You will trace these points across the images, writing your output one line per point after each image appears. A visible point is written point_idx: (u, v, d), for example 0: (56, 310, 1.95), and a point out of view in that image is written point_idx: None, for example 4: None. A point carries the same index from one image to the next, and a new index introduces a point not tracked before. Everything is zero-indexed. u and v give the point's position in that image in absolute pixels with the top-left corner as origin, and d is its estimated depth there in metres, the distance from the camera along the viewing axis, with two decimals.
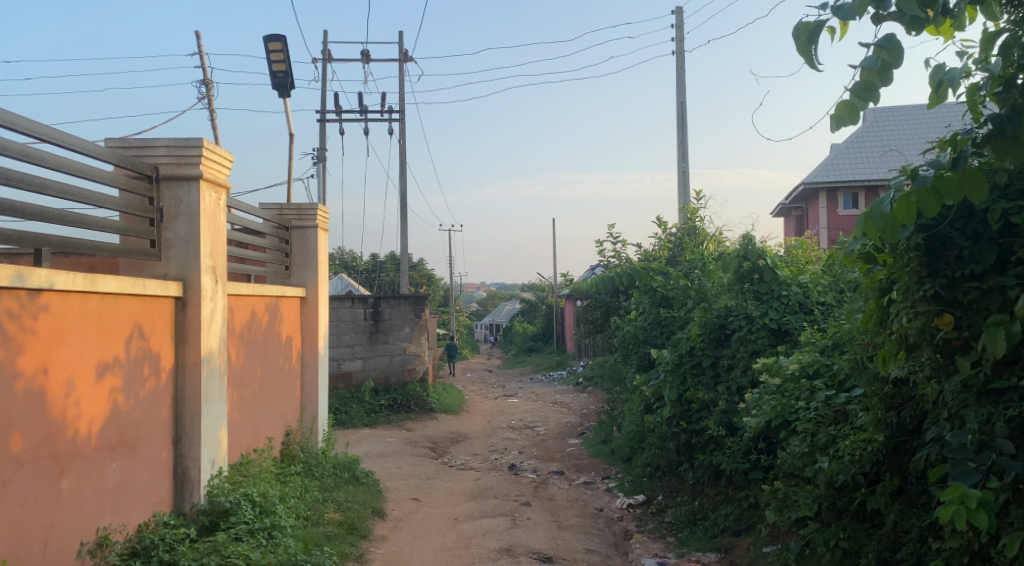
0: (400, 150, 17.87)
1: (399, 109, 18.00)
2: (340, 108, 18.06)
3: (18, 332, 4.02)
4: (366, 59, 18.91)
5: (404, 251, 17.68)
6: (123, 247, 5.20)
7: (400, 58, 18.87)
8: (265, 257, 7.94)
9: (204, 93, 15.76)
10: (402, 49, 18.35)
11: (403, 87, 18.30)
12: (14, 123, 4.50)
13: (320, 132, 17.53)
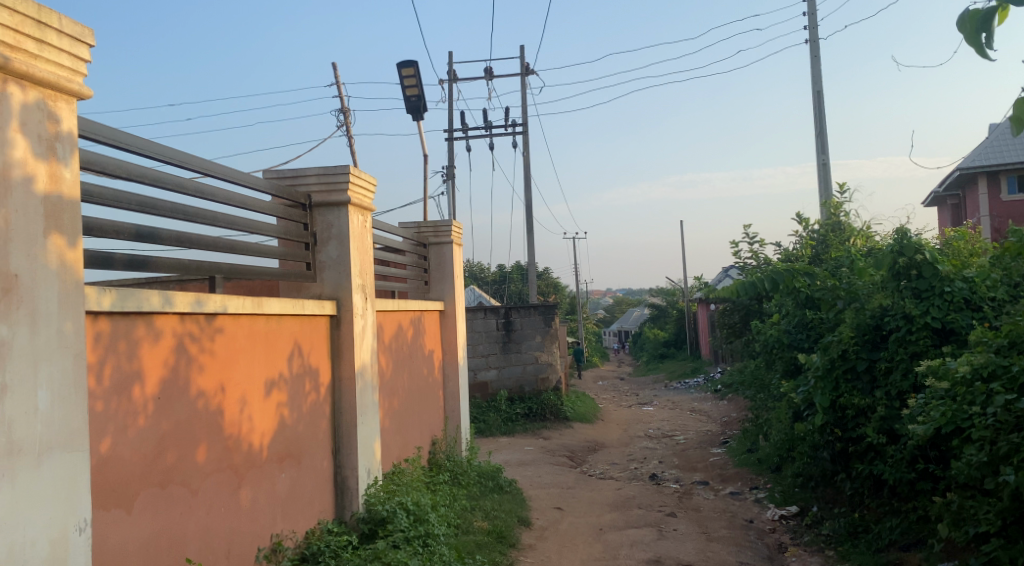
0: (526, 163, 18.13)
1: (522, 121, 18.29)
2: (466, 125, 18.53)
3: (198, 353, 4.34)
4: (488, 76, 19.31)
5: (531, 261, 17.84)
6: (282, 271, 5.52)
7: (522, 71, 19.16)
8: (407, 274, 8.23)
9: (337, 120, 16.52)
10: (525, 62, 18.63)
11: (525, 99, 18.57)
12: (187, 162, 4.90)
13: (447, 150, 18.05)
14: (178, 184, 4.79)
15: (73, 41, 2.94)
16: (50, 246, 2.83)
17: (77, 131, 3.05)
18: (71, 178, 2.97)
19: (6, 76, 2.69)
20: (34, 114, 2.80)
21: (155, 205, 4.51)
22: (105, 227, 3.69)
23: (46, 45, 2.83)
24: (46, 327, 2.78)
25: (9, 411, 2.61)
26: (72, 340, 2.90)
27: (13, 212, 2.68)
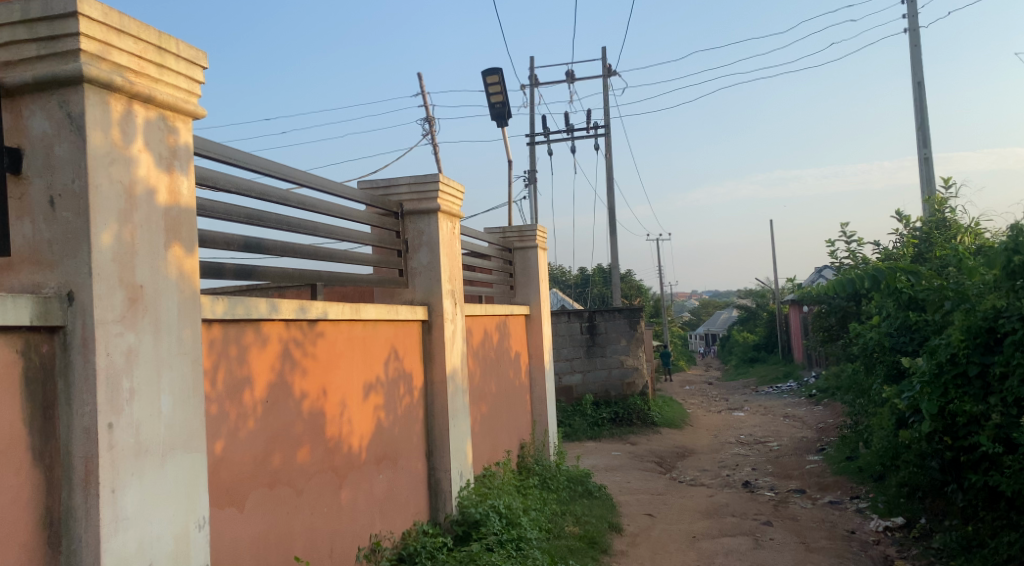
0: (609, 165, 18.07)
1: (604, 124, 18.30)
2: (548, 129, 18.62)
3: (302, 358, 4.51)
4: (570, 79, 19.36)
5: (615, 264, 17.76)
6: (377, 278, 5.68)
7: (605, 72, 19.10)
8: (492, 279, 8.31)
9: (422, 129, 16.82)
10: (607, 64, 18.57)
11: (607, 101, 18.53)
12: (288, 175, 5.10)
13: (529, 154, 18.18)
14: (281, 197, 4.99)
15: (189, 64, 3.12)
16: (170, 257, 3.01)
17: (190, 147, 3.22)
18: (187, 193, 3.14)
19: (132, 99, 2.87)
20: (155, 133, 2.98)
21: (261, 217, 4.72)
22: (216, 238, 3.88)
23: (165, 69, 3.01)
24: (167, 334, 2.95)
25: (138, 413, 2.77)
26: (189, 347, 3.06)
27: (139, 227, 2.85)
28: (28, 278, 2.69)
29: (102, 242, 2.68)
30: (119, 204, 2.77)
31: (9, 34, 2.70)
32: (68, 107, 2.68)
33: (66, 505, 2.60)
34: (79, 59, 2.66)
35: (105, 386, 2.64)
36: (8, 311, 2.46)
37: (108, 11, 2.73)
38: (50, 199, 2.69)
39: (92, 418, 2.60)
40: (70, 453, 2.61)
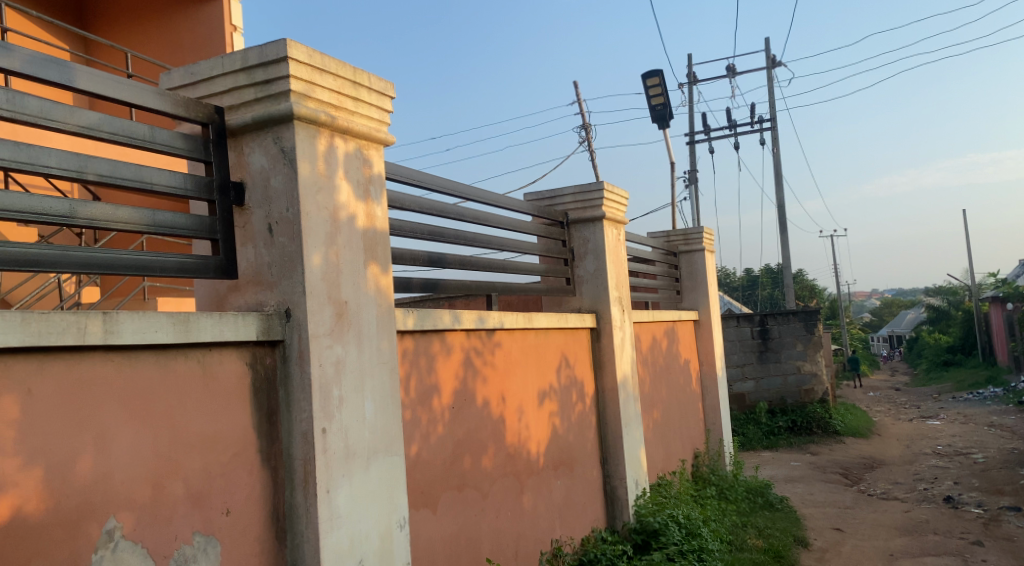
0: (776, 162, 17.48)
1: (771, 118, 17.75)
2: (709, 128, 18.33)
3: (482, 367, 4.70)
4: (732, 75, 18.93)
5: (786, 265, 17.13)
6: (545, 287, 5.81)
7: (769, 65, 18.53)
8: (658, 284, 8.27)
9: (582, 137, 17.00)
10: (771, 56, 18.02)
11: (772, 95, 18.00)
12: (460, 191, 5.32)
13: (690, 155, 17.94)
14: (457, 213, 5.22)
15: (379, 95, 3.36)
16: (369, 274, 3.25)
17: (383, 172, 3.48)
18: (381, 215, 3.39)
19: (333, 132, 3.13)
20: (354, 161, 3.23)
21: (442, 233, 4.97)
22: (403, 254, 4.12)
23: (359, 101, 3.27)
24: (369, 345, 3.19)
25: (346, 419, 3.01)
26: (387, 357, 3.29)
27: (343, 248, 3.11)
28: (252, 297, 2.99)
29: (313, 262, 2.94)
30: (326, 228, 3.03)
31: (231, 80, 3.03)
32: (281, 142, 2.96)
33: (289, 503, 2.87)
34: (289, 98, 2.94)
35: (318, 394, 2.88)
36: (238, 328, 2.75)
37: (312, 53, 3.01)
38: (268, 226, 2.98)
39: (308, 423, 2.85)
40: (292, 455, 2.88)
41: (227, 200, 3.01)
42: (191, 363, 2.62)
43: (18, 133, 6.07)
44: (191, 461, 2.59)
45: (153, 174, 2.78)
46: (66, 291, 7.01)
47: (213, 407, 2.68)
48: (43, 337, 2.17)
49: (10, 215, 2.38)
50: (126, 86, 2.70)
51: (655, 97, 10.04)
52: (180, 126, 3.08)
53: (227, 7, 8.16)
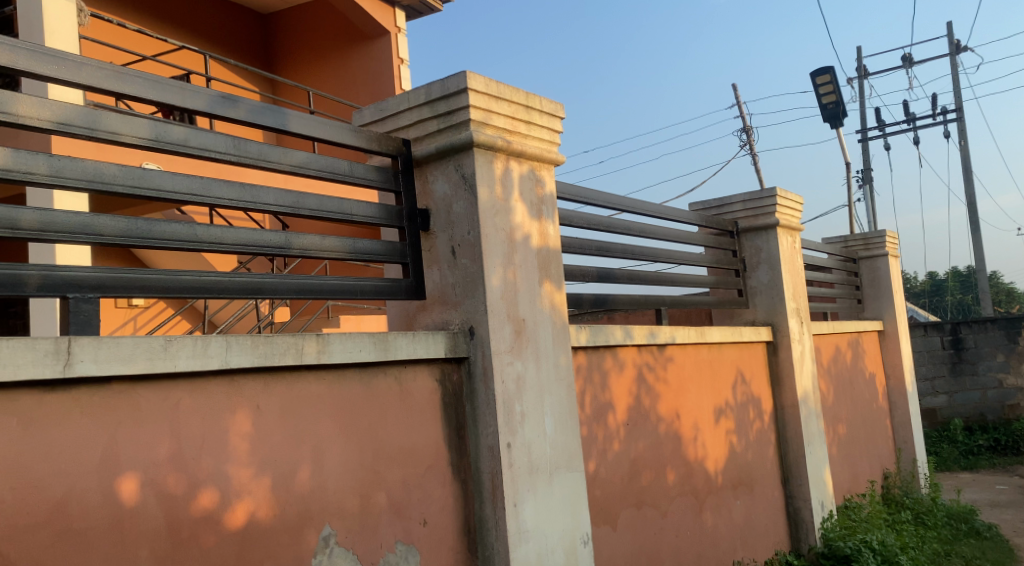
0: (964, 157, 16.27)
1: (956, 109, 16.56)
2: (882, 124, 17.40)
3: (656, 383, 4.67)
4: (908, 65, 17.87)
5: (981, 269, 15.86)
6: (716, 300, 5.69)
7: (952, 51, 17.32)
8: (835, 293, 7.90)
9: None
10: (954, 43, 16.85)
11: (956, 84, 16.81)
12: (628, 204, 5.32)
13: (864, 155, 17.06)
14: (624, 227, 5.23)
15: (550, 117, 3.45)
16: (544, 292, 3.33)
17: (555, 192, 3.56)
18: (554, 234, 3.46)
19: (509, 156, 3.25)
20: (528, 182, 3.34)
21: (609, 247, 5.00)
22: (573, 271, 4.18)
23: (532, 124, 3.37)
24: (547, 362, 3.26)
25: (529, 434, 3.10)
26: (565, 374, 3.36)
27: (519, 267, 3.21)
28: (438, 317, 3.15)
29: (493, 282, 3.05)
30: (503, 249, 3.14)
31: (415, 113, 3.21)
32: (463, 168, 3.10)
33: (479, 515, 2.99)
34: (469, 127, 3.08)
35: (503, 410, 2.99)
36: (429, 346, 2.91)
37: (488, 81, 3.13)
38: (452, 248, 3.12)
39: (494, 438, 2.96)
40: (480, 469, 3.00)
41: (414, 226, 3.18)
42: (389, 379, 2.80)
43: (220, 172, 6.83)
44: (392, 472, 2.75)
45: (352, 204, 2.99)
46: (262, 313, 7.68)
47: (409, 422, 2.84)
48: (269, 359, 2.38)
49: (238, 249, 2.62)
50: (326, 126, 2.93)
51: (826, 97, 9.65)
52: (370, 159, 3.30)
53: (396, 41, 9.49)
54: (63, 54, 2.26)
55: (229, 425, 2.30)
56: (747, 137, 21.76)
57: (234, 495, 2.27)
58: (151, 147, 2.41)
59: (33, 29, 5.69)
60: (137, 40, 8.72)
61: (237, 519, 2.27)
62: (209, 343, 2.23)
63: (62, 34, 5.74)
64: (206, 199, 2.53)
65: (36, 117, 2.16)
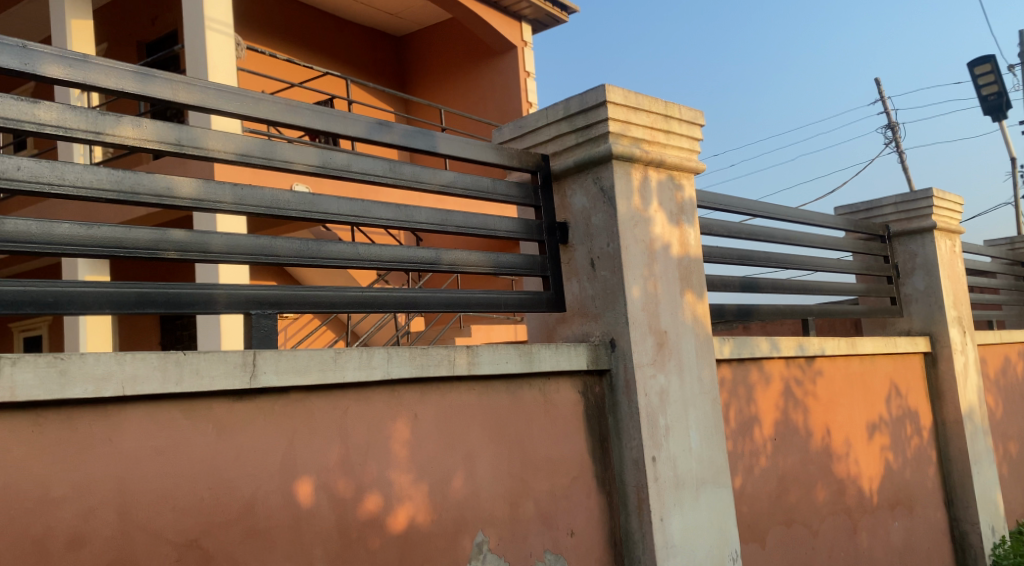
0: None
1: None
2: None
3: (804, 397, 4.52)
4: None
5: None
6: (866, 309, 5.46)
7: None
8: (1001, 299, 7.39)
9: None
10: None
11: None
12: (770, 211, 5.19)
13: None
14: (767, 234, 5.11)
15: (690, 125, 3.44)
16: (686, 302, 3.31)
17: (695, 200, 3.54)
18: (695, 243, 3.44)
19: (647, 166, 3.27)
20: (667, 191, 3.34)
21: (753, 255, 4.89)
22: (715, 282, 4.12)
23: (671, 133, 3.37)
24: (690, 373, 3.24)
25: (675, 448, 3.08)
26: (709, 386, 3.32)
27: (660, 278, 3.20)
28: (579, 328, 3.19)
29: (633, 294, 3.06)
30: (643, 260, 3.15)
31: (553, 129, 3.26)
32: (602, 181, 3.14)
33: (625, 528, 3.00)
34: (608, 140, 3.11)
35: (647, 424, 2.99)
36: (572, 357, 2.96)
37: (627, 93, 3.16)
38: (591, 261, 3.16)
39: (639, 451, 2.96)
40: (625, 482, 3.01)
41: (553, 240, 3.23)
42: (534, 391, 2.86)
43: (365, 193, 7.26)
44: (540, 482, 2.82)
45: (495, 221, 3.09)
46: (401, 324, 8.07)
47: (554, 434, 2.90)
48: (425, 369, 2.49)
49: (394, 266, 2.76)
50: (472, 146, 3.05)
51: (986, 88, 9.07)
52: (510, 175, 3.39)
53: (522, 56, 10.03)
54: (244, 90, 2.42)
55: (390, 432, 2.42)
56: (895, 134, 20.70)
57: (396, 499, 2.40)
58: (319, 173, 2.58)
59: (198, 65, 6.25)
60: (287, 69, 9.31)
61: (398, 523, 2.39)
62: (373, 355, 2.37)
63: (225, 68, 6.28)
64: (364, 220, 2.68)
65: (221, 150, 2.34)
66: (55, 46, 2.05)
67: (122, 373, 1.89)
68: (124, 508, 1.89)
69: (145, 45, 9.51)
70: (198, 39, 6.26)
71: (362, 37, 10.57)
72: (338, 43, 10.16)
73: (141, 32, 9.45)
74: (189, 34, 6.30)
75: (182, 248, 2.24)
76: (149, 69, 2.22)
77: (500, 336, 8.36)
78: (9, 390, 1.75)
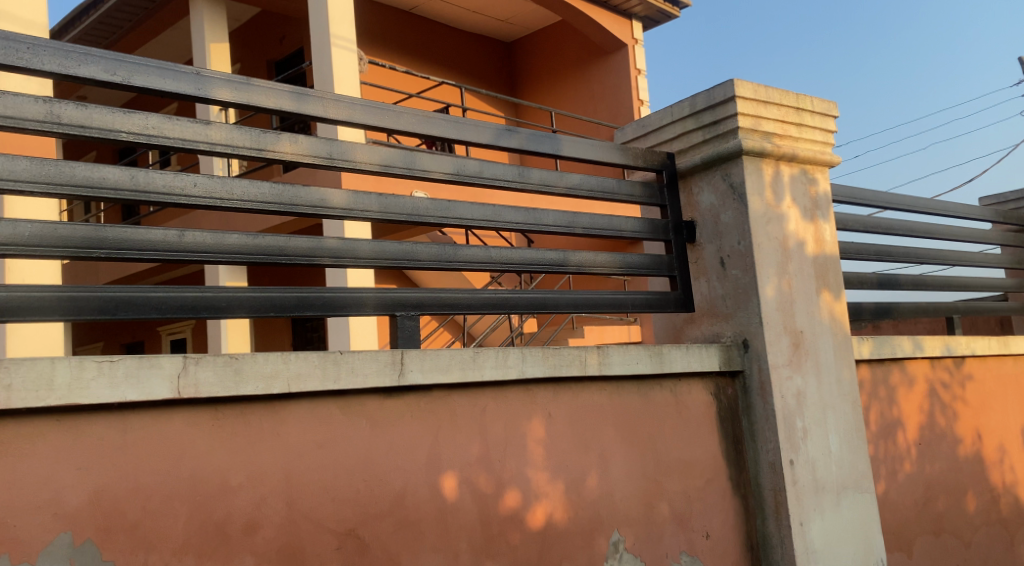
0: None
1: None
2: None
3: (952, 400, 4.29)
4: None
5: None
6: (1018, 306, 5.13)
7: None
8: None
9: None
10: None
11: None
12: (907, 204, 4.96)
13: None
14: (906, 229, 4.88)
15: (823, 116, 3.34)
16: (822, 301, 3.22)
17: (831, 195, 3.43)
18: (831, 240, 3.33)
19: (779, 161, 3.19)
20: (800, 186, 3.25)
21: (890, 251, 4.69)
22: (852, 279, 3.97)
23: (803, 127, 3.28)
24: (828, 374, 3.15)
25: (814, 451, 3.00)
26: (848, 388, 3.21)
27: (794, 276, 3.12)
28: (708, 329, 3.16)
29: (767, 294, 3.00)
30: (777, 258, 3.08)
31: (679, 126, 3.24)
32: (731, 178, 3.10)
33: (762, 532, 2.95)
34: (737, 135, 3.06)
35: (784, 426, 2.92)
36: (704, 358, 2.93)
37: (757, 87, 3.10)
38: (720, 259, 3.12)
39: (776, 454, 2.90)
40: (761, 485, 2.96)
41: (681, 239, 3.21)
42: (666, 392, 2.85)
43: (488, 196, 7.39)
44: (674, 484, 2.81)
45: (622, 221, 3.09)
46: (515, 326, 8.27)
47: (687, 435, 2.88)
48: (558, 369, 2.53)
49: (524, 268, 2.81)
50: (596, 148, 3.07)
51: None
52: (633, 175, 3.38)
53: (633, 53, 10.07)
54: (387, 105, 2.53)
55: (526, 431, 2.47)
56: None
57: (534, 496, 2.45)
58: (454, 180, 2.66)
59: (325, 78, 6.53)
60: (404, 80, 9.64)
61: (537, 520, 2.44)
62: (509, 355, 2.42)
63: (350, 81, 6.54)
64: (496, 224, 2.75)
65: (367, 162, 2.46)
66: (225, 72, 2.20)
67: (287, 371, 2.02)
68: (290, 498, 2.01)
69: (274, 64, 10.03)
70: (324, 54, 6.55)
71: (475, 47, 10.91)
72: (449, 55, 10.48)
73: (271, 52, 9.98)
74: (317, 50, 6.60)
75: (335, 255, 2.37)
76: (305, 89, 2.36)
77: (614, 337, 8.56)
78: (193, 387, 1.88)
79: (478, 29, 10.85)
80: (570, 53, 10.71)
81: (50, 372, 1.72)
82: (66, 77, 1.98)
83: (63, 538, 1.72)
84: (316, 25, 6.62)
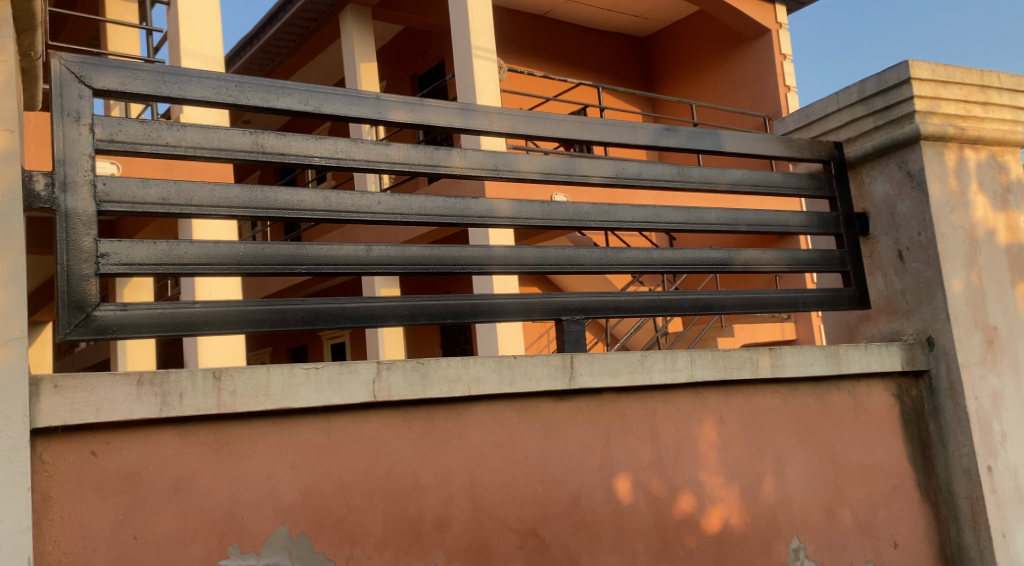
0: None
1: None
2: None
3: None
4: None
5: None
6: None
7: None
8: None
9: None
10: None
11: None
12: None
13: None
14: None
15: (1013, 92, 3.09)
16: (1018, 293, 2.99)
17: None
18: None
19: (963, 145, 3.00)
20: (988, 171, 3.04)
21: None
22: None
23: (989, 105, 3.06)
24: None
25: (1014, 457, 2.80)
26: None
27: (985, 268, 2.92)
28: (887, 326, 3.00)
29: (954, 288, 2.83)
30: (964, 250, 2.89)
31: (848, 113, 3.10)
32: (907, 165, 2.94)
33: (957, 543, 2.78)
34: (914, 120, 2.90)
35: (978, 430, 2.74)
36: (884, 358, 2.79)
37: (935, 67, 2.91)
38: (899, 252, 2.97)
39: (971, 460, 2.72)
40: (955, 493, 2.79)
41: (853, 231, 3.06)
42: (844, 394, 2.74)
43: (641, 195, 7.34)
44: (857, 490, 2.69)
45: (789, 216, 2.98)
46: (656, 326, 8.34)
47: (869, 439, 2.76)
48: (729, 371, 2.49)
49: (688, 268, 2.78)
50: (761, 142, 2.98)
51: None
52: (797, 166, 3.25)
53: (777, 38, 9.76)
54: (549, 114, 2.58)
55: (698, 434, 2.45)
56: None
57: (710, 500, 2.43)
58: (614, 183, 2.67)
59: (468, 91, 6.70)
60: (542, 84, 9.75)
61: (713, 524, 2.41)
62: (678, 358, 2.41)
63: (491, 91, 6.68)
64: (659, 225, 2.74)
65: (530, 170, 2.53)
66: (401, 94, 2.33)
67: (467, 375, 2.10)
68: (475, 497, 2.10)
69: (418, 78, 10.39)
70: (467, 67, 6.72)
71: (610, 48, 10.90)
72: (585, 57, 10.51)
73: (414, 67, 10.35)
74: (459, 63, 6.78)
75: (505, 263, 2.45)
76: (471, 104, 2.45)
77: (764, 336, 8.58)
78: (387, 390, 2.00)
79: (615, 27, 10.82)
80: (712, 44, 10.47)
81: (266, 379, 1.88)
82: (269, 110, 2.16)
83: (281, 531, 1.88)
84: (458, 38, 6.82)
